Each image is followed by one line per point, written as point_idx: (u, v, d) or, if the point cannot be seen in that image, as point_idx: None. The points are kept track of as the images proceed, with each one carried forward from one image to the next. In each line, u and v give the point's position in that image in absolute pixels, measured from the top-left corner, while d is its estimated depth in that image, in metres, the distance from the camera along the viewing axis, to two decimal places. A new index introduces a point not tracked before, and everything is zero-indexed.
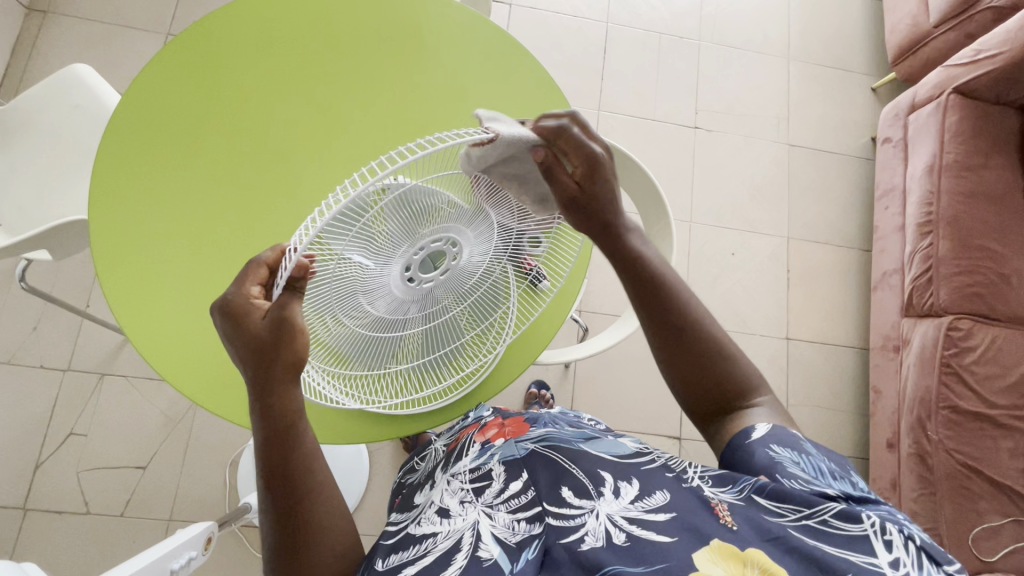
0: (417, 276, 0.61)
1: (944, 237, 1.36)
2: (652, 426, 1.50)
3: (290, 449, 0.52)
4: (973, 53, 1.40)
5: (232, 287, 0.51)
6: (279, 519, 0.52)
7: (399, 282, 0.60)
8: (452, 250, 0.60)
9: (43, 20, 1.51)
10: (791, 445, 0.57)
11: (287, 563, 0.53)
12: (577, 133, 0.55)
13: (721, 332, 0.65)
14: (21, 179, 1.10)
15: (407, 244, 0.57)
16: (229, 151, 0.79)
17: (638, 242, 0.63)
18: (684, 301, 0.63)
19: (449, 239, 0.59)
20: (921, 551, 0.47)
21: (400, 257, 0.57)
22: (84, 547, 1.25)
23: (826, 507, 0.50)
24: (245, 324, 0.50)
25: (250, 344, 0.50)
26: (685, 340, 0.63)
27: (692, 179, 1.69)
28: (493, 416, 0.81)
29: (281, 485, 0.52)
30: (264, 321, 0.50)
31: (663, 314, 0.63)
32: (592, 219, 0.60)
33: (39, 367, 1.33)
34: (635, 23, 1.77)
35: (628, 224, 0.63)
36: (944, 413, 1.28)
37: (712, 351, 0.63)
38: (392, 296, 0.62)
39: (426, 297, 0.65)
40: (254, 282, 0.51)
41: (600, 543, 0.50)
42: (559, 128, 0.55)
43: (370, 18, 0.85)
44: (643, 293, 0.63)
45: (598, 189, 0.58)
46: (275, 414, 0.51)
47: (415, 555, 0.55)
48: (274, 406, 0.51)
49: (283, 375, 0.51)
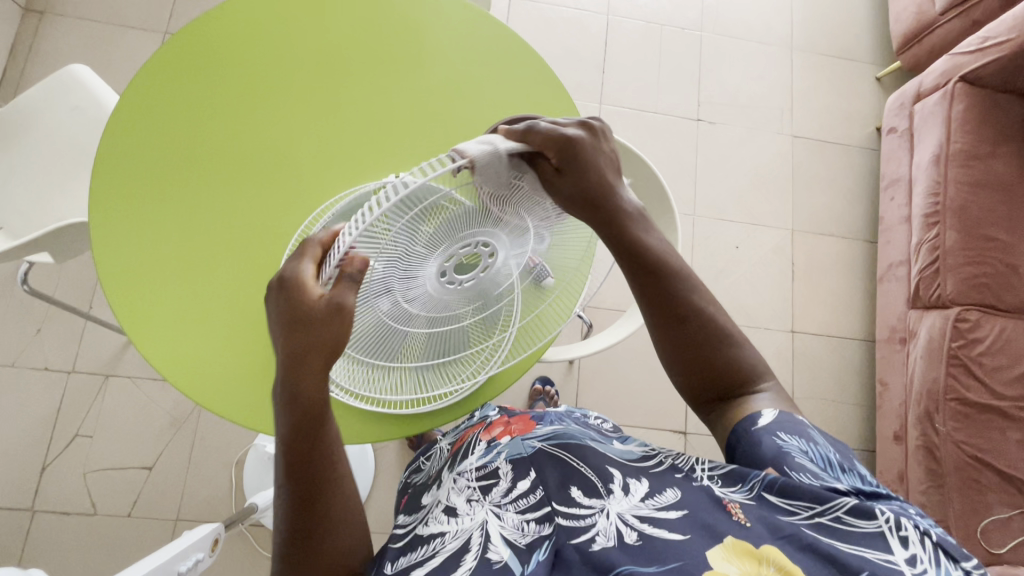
0: (451, 276, 0.62)
1: (950, 228, 1.35)
2: (658, 421, 1.49)
3: (317, 439, 0.51)
4: (980, 41, 1.38)
5: (289, 263, 0.53)
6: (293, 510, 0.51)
7: (435, 281, 0.61)
8: (487, 253, 0.62)
9: (40, 21, 1.50)
10: (797, 433, 0.56)
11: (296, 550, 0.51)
12: (546, 127, 0.57)
13: (726, 317, 0.63)
14: (22, 183, 1.09)
15: (447, 243, 0.58)
16: (228, 151, 0.78)
17: (646, 234, 0.62)
18: (690, 292, 0.62)
19: (482, 242, 0.60)
20: (938, 548, 0.46)
21: (439, 252, 0.58)
22: (92, 548, 1.26)
23: (839, 504, 0.49)
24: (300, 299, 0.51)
25: (298, 315, 0.50)
26: (690, 327, 0.61)
27: (695, 172, 1.67)
28: (498, 415, 0.79)
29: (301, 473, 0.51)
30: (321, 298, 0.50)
31: (665, 302, 0.61)
32: (592, 209, 0.59)
33: (43, 370, 1.33)
34: (636, 15, 1.75)
35: (633, 211, 0.62)
36: (952, 405, 1.27)
37: (715, 339, 0.62)
38: (427, 295, 0.63)
39: (453, 300, 0.66)
40: (310, 260, 0.53)
41: (611, 543, 0.50)
42: (528, 128, 0.56)
43: (369, 13, 0.84)
44: (655, 297, 0.61)
45: (587, 171, 0.58)
46: (302, 401, 0.50)
47: (424, 556, 0.55)
48: (296, 393, 0.50)
49: (310, 360, 0.50)
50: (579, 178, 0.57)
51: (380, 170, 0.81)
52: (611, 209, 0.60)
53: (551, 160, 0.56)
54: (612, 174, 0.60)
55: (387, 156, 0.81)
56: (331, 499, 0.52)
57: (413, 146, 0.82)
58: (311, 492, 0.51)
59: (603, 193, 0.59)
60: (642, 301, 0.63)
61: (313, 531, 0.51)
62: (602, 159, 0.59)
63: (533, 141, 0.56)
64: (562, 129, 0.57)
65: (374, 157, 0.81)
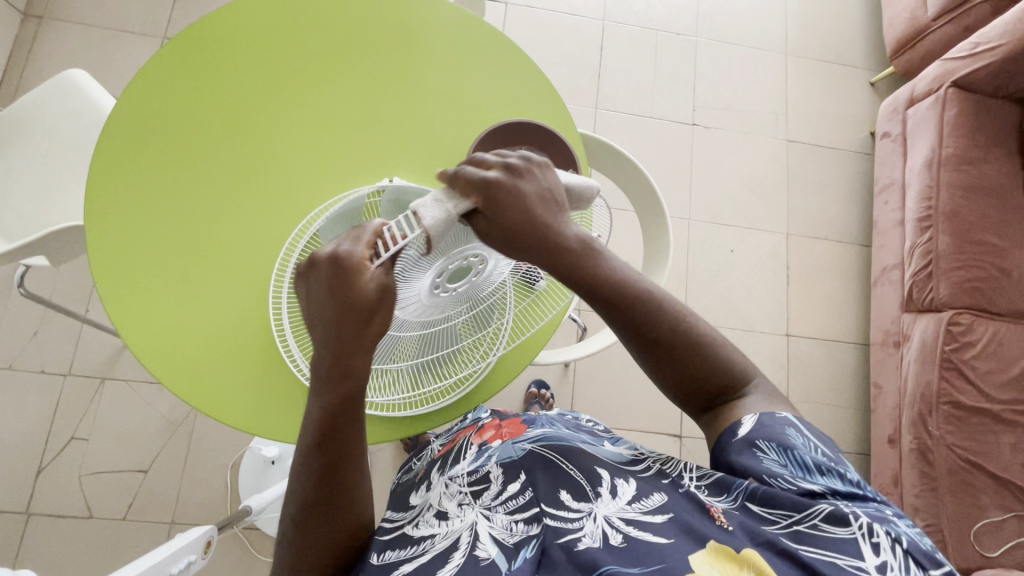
0: (443, 285, 0.61)
1: (943, 232, 1.36)
2: (653, 424, 1.50)
3: (354, 417, 0.55)
4: (971, 46, 1.39)
5: (345, 243, 0.53)
6: (317, 480, 0.55)
7: (427, 291, 0.60)
8: (479, 265, 0.61)
9: (39, 26, 1.51)
10: (778, 441, 0.55)
11: (313, 517, 0.55)
12: (467, 173, 0.55)
13: (705, 324, 0.63)
14: (20, 186, 1.10)
15: (443, 257, 0.57)
16: (225, 154, 0.79)
17: (597, 265, 0.60)
18: (664, 309, 0.61)
19: (478, 256, 0.60)
20: (908, 556, 0.46)
21: (435, 265, 0.57)
22: (87, 551, 1.26)
23: (816, 510, 0.49)
24: (351, 284, 0.52)
25: (353, 303, 0.52)
26: (662, 350, 0.61)
27: (690, 176, 1.68)
28: (491, 415, 0.80)
29: (331, 448, 0.55)
30: (371, 284, 0.52)
31: (632, 326, 0.61)
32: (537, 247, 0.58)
33: (39, 373, 1.33)
34: (631, 20, 1.77)
35: (577, 245, 0.59)
36: (944, 408, 1.28)
37: (698, 344, 0.61)
38: (416, 301, 0.62)
39: (442, 304, 0.65)
40: (364, 245, 0.53)
41: (596, 544, 0.51)
42: (454, 174, 0.55)
43: (363, 18, 0.85)
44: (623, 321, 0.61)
45: (518, 211, 0.56)
46: (354, 376, 0.54)
47: (412, 554, 0.55)
48: (345, 371, 0.54)
49: (369, 339, 0.54)
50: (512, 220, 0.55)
51: (375, 173, 0.82)
52: (552, 245, 0.58)
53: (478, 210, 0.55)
54: (545, 212, 0.58)
55: (381, 159, 0.82)
56: (357, 472, 0.57)
57: (406, 150, 0.83)
58: (338, 463, 0.55)
59: (544, 231, 0.57)
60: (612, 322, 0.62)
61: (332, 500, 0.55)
62: (531, 193, 0.58)
63: (459, 191, 0.55)
64: (482, 172, 0.56)
65: (368, 161, 0.82)
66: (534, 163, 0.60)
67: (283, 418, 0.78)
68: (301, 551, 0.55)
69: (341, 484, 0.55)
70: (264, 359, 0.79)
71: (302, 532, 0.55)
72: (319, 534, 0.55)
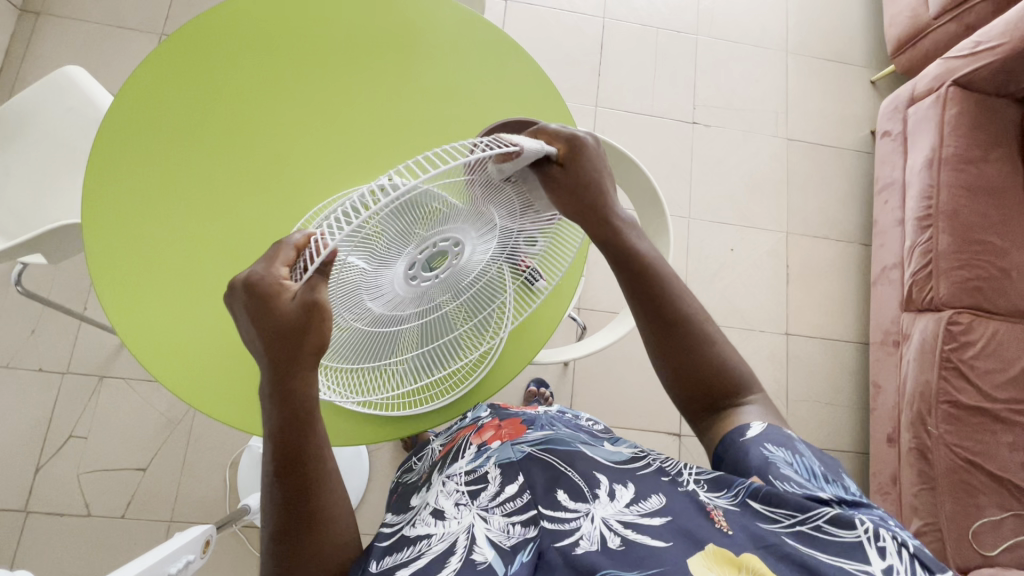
0: (420, 275, 0.58)
1: (943, 232, 1.36)
2: (652, 423, 1.49)
3: (305, 435, 0.54)
4: (973, 45, 1.39)
5: (258, 264, 0.51)
6: (283, 507, 0.54)
7: (403, 280, 0.58)
8: (455, 249, 0.58)
9: (36, 23, 1.50)
10: (784, 445, 0.56)
11: (283, 546, 0.54)
12: (553, 130, 0.61)
13: (711, 324, 0.65)
14: (17, 183, 1.09)
15: (414, 243, 0.53)
16: (223, 151, 0.79)
17: (637, 239, 0.65)
18: (679, 300, 0.64)
19: (450, 239, 0.56)
20: (915, 560, 0.46)
21: (405, 255, 0.54)
22: (85, 549, 1.26)
23: (821, 513, 0.49)
24: (273, 305, 0.50)
25: (279, 323, 0.50)
26: (676, 337, 0.63)
27: (690, 175, 1.68)
28: (491, 414, 0.79)
29: (291, 471, 0.54)
30: (292, 303, 0.50)
31: (654, 310, 0.63)
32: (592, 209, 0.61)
33: (37, 371, 1.33)
34: (632, 18, 1.76)
35: (623, 219, 0.64)
36: (944, 407, 1.28)
37: (702, 341, 0.63)
38: (396, 293, 0.60)
39: (426, 293, 0.63)
40: (282, 263, 0.51)
41: (594, 547, 0.50)
42: (537, 130, 0.61)
43: (364, 14, 0.85)
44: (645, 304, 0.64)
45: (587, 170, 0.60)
46: (295, 398, 0.53)
47: (409, 557, 0.55)
48: (287, 390, 0.53)
49: (307, 357, 0.52)
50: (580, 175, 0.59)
51: (375, 168, 0.81)
52: (603, 214, 0.62)
53: (556, 158, 0.59)
54: (607, 180, 0.62)
55: (383, 156, 0.82)
56: (322, 493, 0.55)
57: (408, 147, 0.82)
58: (301, 486, 0.54)
59: (598, 195, 0.61)
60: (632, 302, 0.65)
61: (300, 526, 0.54)
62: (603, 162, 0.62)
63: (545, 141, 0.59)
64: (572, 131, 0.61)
65: (370, 157, 0.81)
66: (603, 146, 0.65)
67: None
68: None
69: (306, 508, 0.54)
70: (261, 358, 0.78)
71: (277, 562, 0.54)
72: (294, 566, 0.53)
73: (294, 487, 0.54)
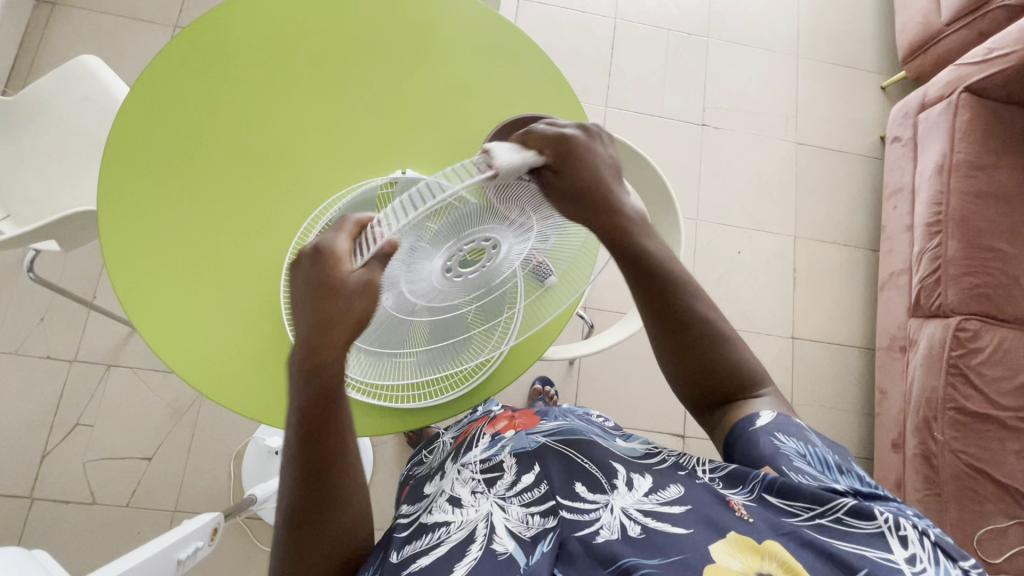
0: (455, 269, 0.58)
1: (952, 238, 1.35)
2: (657, 424, 1.49)
3: (331, 414, 0.52)
4: (985, 52, 1.39)
5: (326, 234, 0.52)
6: (303, 486, 0.52)
7: (439, 272, 0.57)
8: (491, 247, 0.57)
9: (51, 12, 1.51)
10: (795, 434, 0.56)
11: (303, 525, 0.52)
12: (541, 129, 0.56)
13: (727, 325, 0.64)
14: (31, 170, 1.10)
15: (454, 239, 0.53)
16: (234, 147, 0.79)
17: (649, 241, 0.63)
18: (694, 298, 0.63)
19: (490, 239, 0.56)
20: (937, 548, 0.46)
21: (445, 248, 0.54)
22: (90, 537, 1.26)
23: (840, 504, 0.49)
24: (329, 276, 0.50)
25: (330, 293, 0.49)
26: (690, 335, 0.63)
27: (699, 177, 1.68)
28: (504, 409, 0.80)
29: (315, 449, 0.52)
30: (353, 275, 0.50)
31: (668, 307, 0.63)
32: (598, 210, 0.59)
33: (45, 358, 1.33)
34: (643, 19, 1.76)
35: (635, 220, 0.62)
36: (950, 414, 1.28)
37: (718, 343, 0.63)
38: (429, 284, 0.59)
39: (458, 289, 0.63)
40: (347, 234, 0.52)
41: (614, 536, 0.51)
42: (524, 132, 0.56)
43: (376, 13, 0.85)
44: (660, 302, 0.63)
45: (587, 173, 0.57)
46: (323, 375, 0.51)
47: (428, 545, 0.55)
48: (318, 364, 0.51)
49: (337, 334, 0.50)
50: (577, 178, 0.57)
51: (390, 163, 0.82)
52: (614, 221, 0.60)
53: (548, 164, 0.55)
54: (611, 180, 0.60)
55: (392, 152, 0.82)
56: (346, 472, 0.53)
57: (415, 142, 0.82)
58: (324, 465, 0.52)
59: (602, 193, 0.59)
60: (645, 300, 0.64)
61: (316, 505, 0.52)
62: (601, 157, 0.60)
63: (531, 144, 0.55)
64: (559, 129, 0.57)
65: (379, 153, 0.82)
66: (600, 132, 0.61)
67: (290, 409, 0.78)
68: (294, 565, 0.53)
69: (325, 489, 0.52)
70: (276, 354, 0.78)
71: (294, 542, 0.52)
72: (309, 546, 0.52)
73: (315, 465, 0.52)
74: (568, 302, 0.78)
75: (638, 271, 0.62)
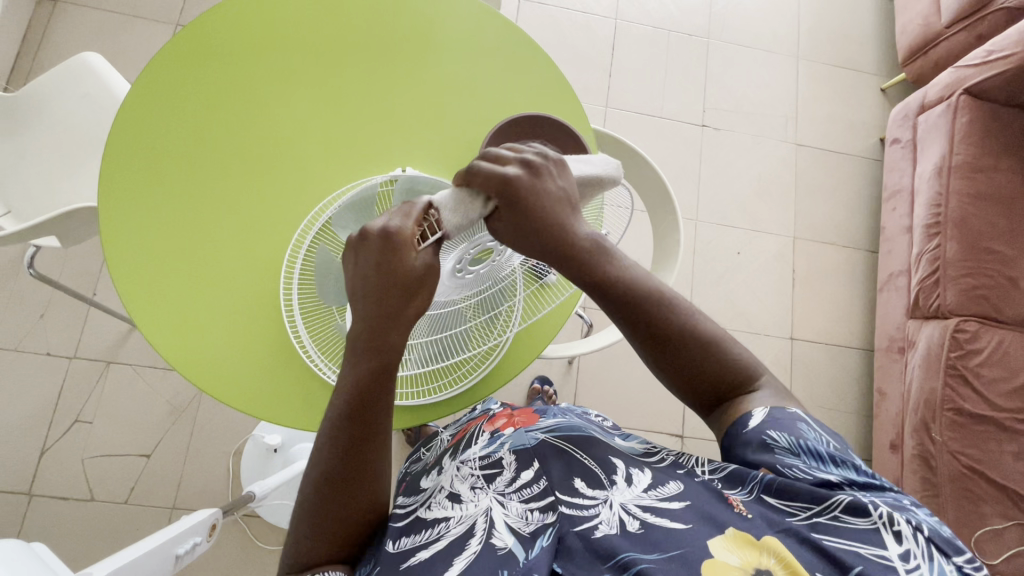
0: (465, 267, 0.65)
1: (951, 239, 1.36)
2: (655, 423, 1.50)
3: (385, 390, 0.58)
4: (985, 54, 1.39)
5: (396, 218, 0.56)
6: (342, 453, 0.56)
7: (448, 271, 0.64)
8: (498, 247, 0.65)
9: (53, 9, 1.51)
10: (788, 430, 0.55)
11: (332, 492, 0.56)
12: (484, 168, 0.57)
13: (712, 325, 0.64)
14: (31, 166, 1.10)
15: (465, 241, 0.61)
16: (233, 143, 0.79)
17: (609, 264, 0.62)
18: (674, 301, 0.63)
19: (497, 240, 0.64)
20: (930, 543, 0.46)
21: (456, 249, 0.62)
22: (88, 533, 1.26)
23: (836, 501, 0.49)
24: (398, 259, 0.56)
25: (395, 278, 0.56)
26: (672, 341, 0.62)
27: (699, 177, 1.68)
28: (502, 407, 0.80)
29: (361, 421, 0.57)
30: (417, 261, 0.56)
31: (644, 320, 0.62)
32: (555, 244, 0.60)
33: (45, 355, 1.33)
34: (644, 20, 1.77)
35: (590, 244, 0.62)
36: (948, 414, 1.28)
37: (708, 343, 0.62)
38: (440, 284, 0.66)
39: (464, 289, 0.69)
40: (413, 221, 0.56)
41: (613, 531, 0.51)
42: (468, 171, 0.57)
43: (372, 10, 0.85)
44: (631, 315, 0.62)
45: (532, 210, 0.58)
46: (388, 351, 0.58)
47: (428, 539, 0.56)
48: (382, 340, 0.58)
49: (404, 319, 0.58)
50: (523, 220, 0.58)
51: (387, 160, 0.82)
52: (571, 246, 0.61)
53: (493, 207, 0.57)
54: (563, 211, 0.60)
55: (389, 151, 0.82)
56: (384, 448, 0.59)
57: (412, 141, 0.83)
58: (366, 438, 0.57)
59: (556, 227, 0.60)
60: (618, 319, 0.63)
61: (354, 470, 0.57)
62: (549, 190, 0.60)
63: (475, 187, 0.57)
64: (501, 169, 0.58)
65: (377, 151, 0.82)
66: (549, 158, 0.61)
67: (288, 404, 0.78)
68: (316, 524, 0.56)
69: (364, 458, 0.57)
70: (275, 349, 0.79)
71: (320, 505, 0.56)
72: (339, 505, 0.56)
73: (361, 434, 0.57)
74: (564, 299, 0.82)
75: (611, 300, 0.62)
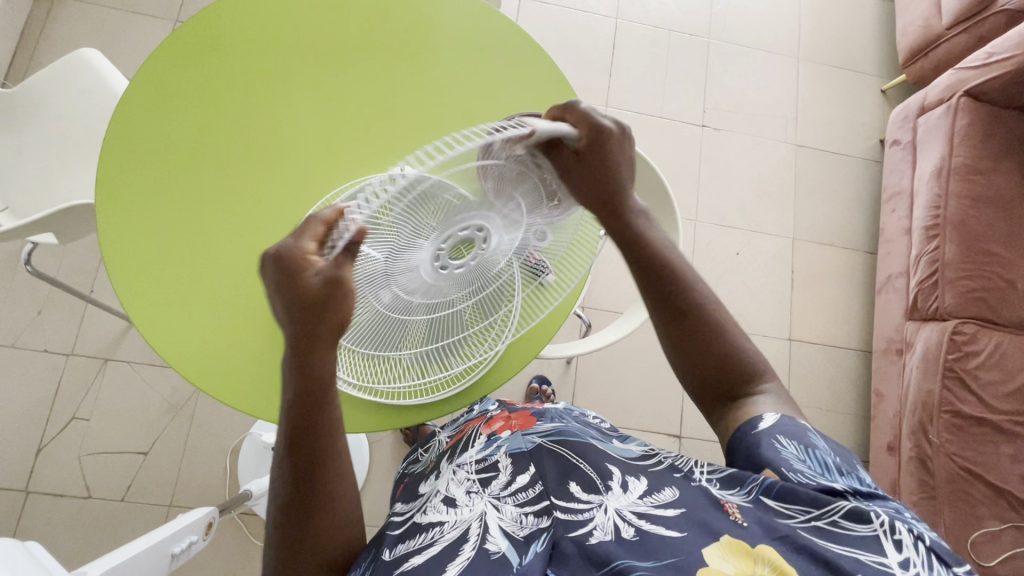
0: (447, 264, 0.59)
1: (950, 241, 1.36)
2: (653, 424, 1.50)
3: (318, 414, 0.51)
4: (985, 57, 1.39)
5: (288, 238, 0.50)
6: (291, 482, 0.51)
7: (429, 268, 0.59)
8: (481, 239, 0.57)
9: (52, 5, 1.51)
10: (800, 440, 0.55)
11: (291, 524, 0.51)
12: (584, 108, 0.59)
13: (727, 316, 0.65)
14: (28, 162, 1.09)
15: (436, 232, 0.55)
16: (232, 140, 0.79)
17: (647, 228, 0.66)
18: (689, 288, 0.64)
19: (478, 229, 0.56)
20: (930, 552, 0.46)
21: (429, 242, 0.56)
22: (84, 530, 1.26)
23: (836, 507, 0.49)
24: (296, 280, 0.49)
25: (300, 299, 0.49)
26: (687, 323, 0.63)
27: (698, 177, 1.68)
28: (498, 410, 0.80)
29: (302, 447, 0.51)
30: (316, 278, 0.49)
31: (664, 297, 0.64)
32: (605, 199, 0.62)
33: (42, 352, 1.33)
34: (645, 19, 1.76)
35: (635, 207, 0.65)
36: (946, 417, 1.28)
37: (718, 332, 0.63)
38: (420, 278, 0.61)
39: (447, 286, 0.63)
40: (310, 238, 0.49)
41: (608, 537, 0.51)
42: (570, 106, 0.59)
43: (374, 8, 0.85)
44: (657, 290, 0.64)
45: (604, 162, 0.59)
46: (312, 374, 0.50)
47: (423, 544, 0.55)
48: (307, 364, 0.50)
49: (326, 337, 0.50)
50: (597, 167, 0.59)
51: (387, 159, 0.81)
52: (617, 205, 0.63)
53: (573, 144, 0.58)
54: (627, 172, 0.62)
55: (389, 151, 0.81)
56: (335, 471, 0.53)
57: (412, 141, 0.82)
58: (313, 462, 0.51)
59: (612, 183, 0.61)
60: (644, 292, 0.65)
61: (303, 508, 0.51)
62: (625, 152, 0.61)
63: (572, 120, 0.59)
64: (597, 117, 0.59)
65: (377, 150, 0.81)
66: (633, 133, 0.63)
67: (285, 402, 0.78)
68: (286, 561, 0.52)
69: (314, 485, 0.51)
70: (273, 349, 0.79)
71: (283, 538, 0.52)
72: (299, 547, 0.52)
73: (302, 466, 0.51)
74: (565, 293, 0.76)
75: (643, 265, 0.64)
